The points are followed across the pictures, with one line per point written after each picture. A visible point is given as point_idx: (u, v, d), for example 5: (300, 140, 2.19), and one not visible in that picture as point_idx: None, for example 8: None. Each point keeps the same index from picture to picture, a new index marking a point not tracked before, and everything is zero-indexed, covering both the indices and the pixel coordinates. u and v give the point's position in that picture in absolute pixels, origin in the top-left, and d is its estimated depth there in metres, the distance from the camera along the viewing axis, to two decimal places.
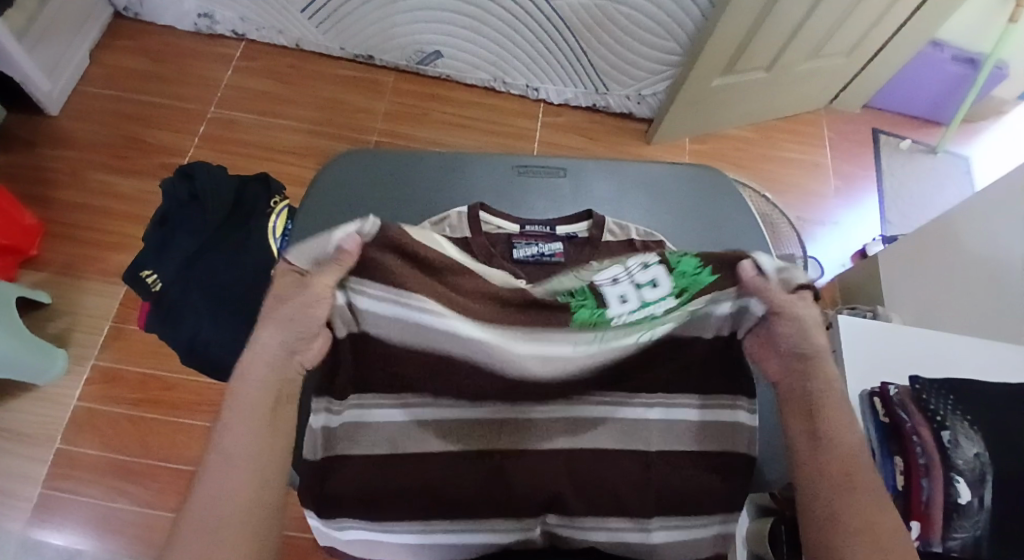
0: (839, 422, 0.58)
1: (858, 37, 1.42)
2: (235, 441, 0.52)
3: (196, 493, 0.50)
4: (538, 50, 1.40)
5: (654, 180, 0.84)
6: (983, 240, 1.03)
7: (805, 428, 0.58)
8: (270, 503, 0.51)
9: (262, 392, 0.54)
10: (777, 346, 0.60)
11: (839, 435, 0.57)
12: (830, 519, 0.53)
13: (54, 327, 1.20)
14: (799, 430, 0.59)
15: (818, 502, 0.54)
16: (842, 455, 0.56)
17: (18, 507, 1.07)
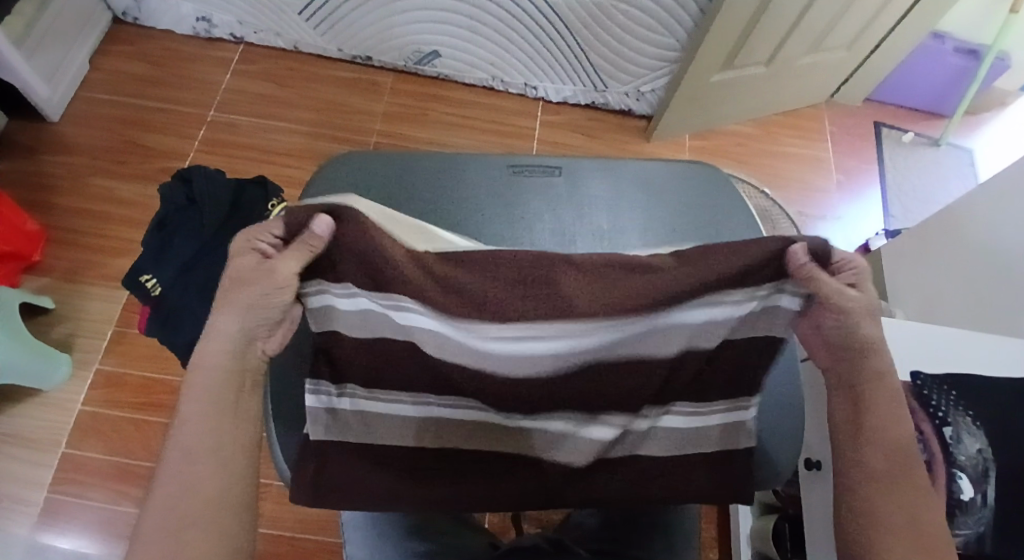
0: (886, 412, 0.56)
1: (857, 30, 1.42)
2: (193, 438, 0.50)
3: (155, 487, 0.49)
4: (535, 48, 1.40)
5: (654, 178, 0.82)
6: (985, 234, 1.02)
7: (848, 415, 0.57)
8: (232, 502, 0.50)
9: (220, 384, 0.52)
10: (825, 335, 0.57)
11: (889, 426, 0.55)
12: (867, 515, 0.53)
13: (57, 333, 1.20)
14: (843, 414, 0.57)
15: (858, 498, 0.54)
16: (886, 450, 0.54)
17: (23, 512, 1.08)
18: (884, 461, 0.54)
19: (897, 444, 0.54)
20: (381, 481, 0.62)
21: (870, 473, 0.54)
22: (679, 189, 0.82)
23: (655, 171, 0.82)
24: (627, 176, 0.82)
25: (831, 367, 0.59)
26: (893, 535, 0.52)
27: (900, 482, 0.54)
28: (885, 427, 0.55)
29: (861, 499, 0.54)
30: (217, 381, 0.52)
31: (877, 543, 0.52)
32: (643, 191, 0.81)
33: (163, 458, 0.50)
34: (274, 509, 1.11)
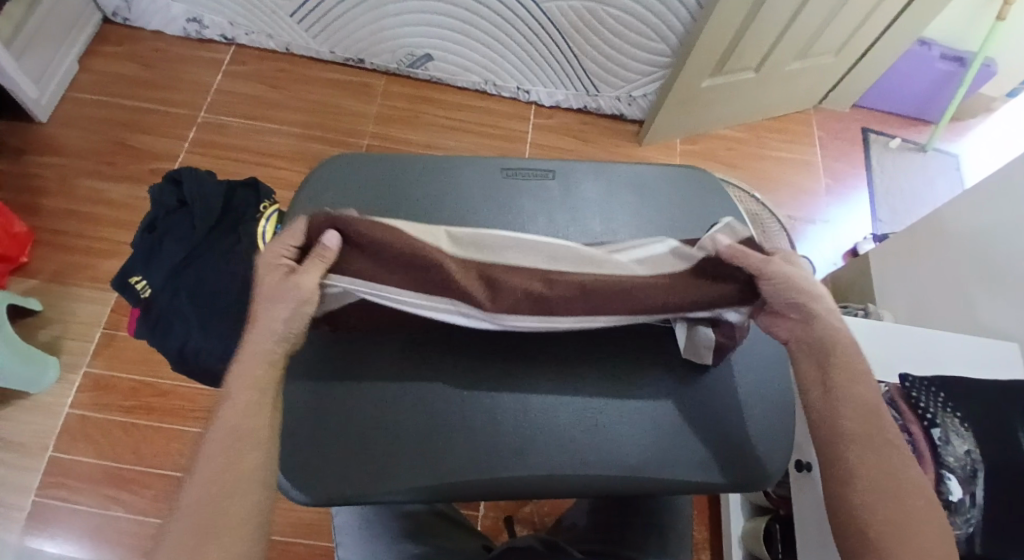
0: (850, 373, 0.58)
1: (845, 37, 1.43)
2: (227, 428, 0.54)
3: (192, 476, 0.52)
4: (528, 53, 1.40)
5: (643, 182, 0.82)
6: (970, 238, 1.03)
7: (816, 377, 0.59)
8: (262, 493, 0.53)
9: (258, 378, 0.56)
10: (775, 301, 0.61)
11: (854, 390, 0.57)
12: (850, 475, 0.55)
13: (44, 335, 1.19)
14: (812, 378, 0.59)
15: (840, 460, 0.56)
16: (854, 406, 0.57)
17: (9, 517, 1.06)
18: (855, 419, 0.57)
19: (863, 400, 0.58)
20: (367, 466, 0.63)
21: (842, 427, 0.57)
22: (675, 187, 0.83)
23: (644, 175, 0.83)
24: (623, 172, 0.83)
25: (792, 337, 0.60)
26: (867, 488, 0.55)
27: (870, 438, 0.56)
28: (852, 392, 0.57)
29: (841, 465, 0.56)
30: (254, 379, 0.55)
31: (864, 508, 0.54)
32: (639, 187, 0.82)
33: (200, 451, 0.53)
34: None
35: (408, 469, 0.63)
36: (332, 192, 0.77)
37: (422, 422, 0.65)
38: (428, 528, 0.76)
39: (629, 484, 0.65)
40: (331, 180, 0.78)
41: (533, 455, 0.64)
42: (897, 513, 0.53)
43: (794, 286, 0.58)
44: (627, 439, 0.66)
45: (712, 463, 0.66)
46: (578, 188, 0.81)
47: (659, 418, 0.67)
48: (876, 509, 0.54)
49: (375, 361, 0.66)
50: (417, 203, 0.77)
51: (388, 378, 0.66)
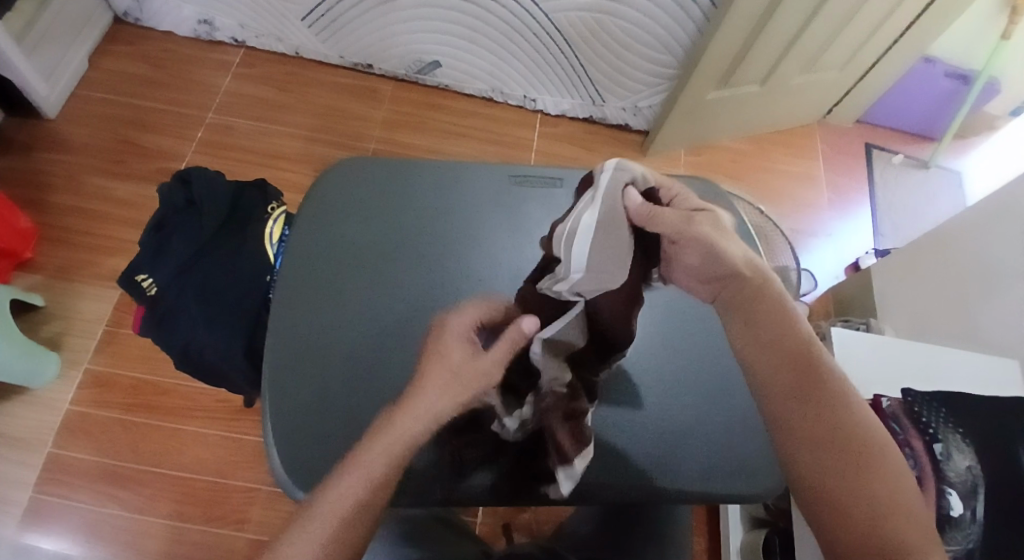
0: (775, 319, 0.59)
1: (850, 53, 1.44)
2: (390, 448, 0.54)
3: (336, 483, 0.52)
4: (535, 62, 1.41)
5: None
6: (972, 254, 1.04)
7: (741, 329, 0.60)
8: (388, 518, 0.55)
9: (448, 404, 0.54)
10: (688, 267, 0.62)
11: (782, 331, 0.58)
12: (778, 423, 0.55)
13: (47, 331, 1.19)
14: (738, 330, 0.60)
15: (770, 410, 0.56)
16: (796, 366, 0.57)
17: (7, 512, 1.06)
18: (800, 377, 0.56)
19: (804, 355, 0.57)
20: None
21: (783, 387, 0.56)
22: None
23: None
24: None
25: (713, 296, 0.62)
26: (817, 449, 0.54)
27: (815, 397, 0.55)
28: (784, 335, 0.58)
29: (774, 415, 0.56)
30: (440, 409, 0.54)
31: (795, 453, 0.54)
32: None
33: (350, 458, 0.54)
34: (264, 514, 1.10)
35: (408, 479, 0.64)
36: (341, 196, 0.78)
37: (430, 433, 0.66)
38: (432, 534, 0.76)
39: (631, 494, 0.65)
40: (338, 184, 0.78)
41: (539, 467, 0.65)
42: (848, 472, 0.52)
43: (708, 252, 0.59)
44: (626, 448, 0.67)
45: (713, 476, 0.66)
46: (584, 197, 0.81)
47: (659, 427, 0.68)
48: (809, 455, 0.53)
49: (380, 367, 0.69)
50: (424, 208, 0.78)
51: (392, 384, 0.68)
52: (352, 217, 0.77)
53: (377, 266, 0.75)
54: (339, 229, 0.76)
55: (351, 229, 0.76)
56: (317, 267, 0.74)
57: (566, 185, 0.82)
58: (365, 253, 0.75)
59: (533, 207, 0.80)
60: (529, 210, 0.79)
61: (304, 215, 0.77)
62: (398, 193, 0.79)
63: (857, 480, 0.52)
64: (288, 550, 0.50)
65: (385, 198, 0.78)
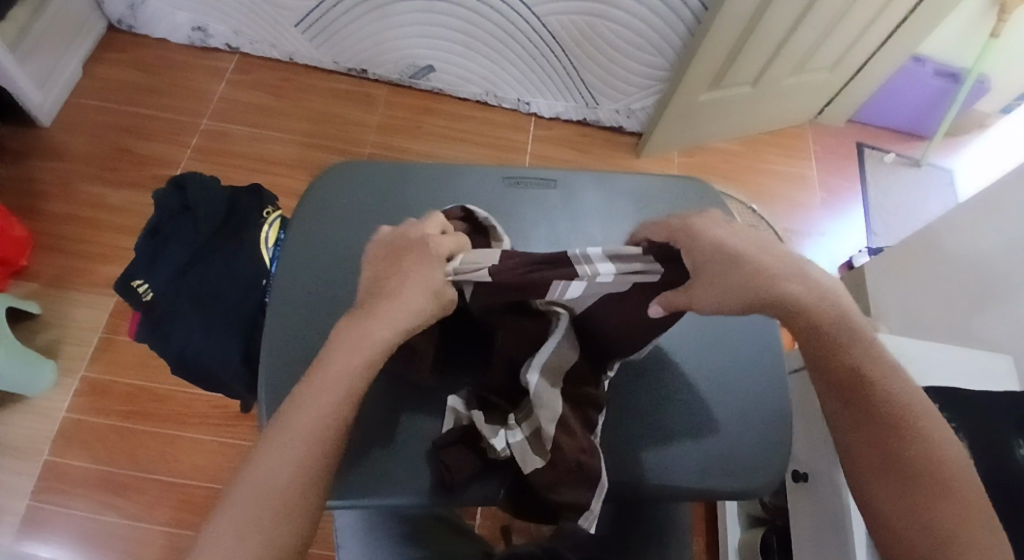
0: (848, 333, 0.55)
1: (840, 53, 1.45)
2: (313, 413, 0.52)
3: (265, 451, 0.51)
4: (529, 65, 1.42)
5: (644, 193, 0.84)
6: (962, 250, 1.05)
7: (816, 348, 0.56)
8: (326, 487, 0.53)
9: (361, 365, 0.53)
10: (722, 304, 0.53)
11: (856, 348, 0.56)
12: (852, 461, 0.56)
13: (43, 339, 1.19)
14: (813, 348, 0.56)
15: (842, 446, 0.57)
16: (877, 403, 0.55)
17: (4, 521, 1.06)
18: (872, 411, 0.55)
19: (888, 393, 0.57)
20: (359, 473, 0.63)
21: (853, 422, 0.56)
22: (673, 195, 0.84)
23: (644, 186, 0.84)
24: (625, 180, 0.84)
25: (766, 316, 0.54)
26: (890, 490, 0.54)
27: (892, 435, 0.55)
28: (855, 353, 0.56)
29: (849, 451, 0.56)
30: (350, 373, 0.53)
31: (872, 490, 0.54)
32: (640, 196, 0.83)
33: (272, 435, 0.52)
34: None
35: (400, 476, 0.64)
36: (336, 200, 0.78)
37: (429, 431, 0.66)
38: (431, 535, 0.76)
39: (625, 489, 0.66)
40: (333, 187, 0.79)
41: None
42: (924, 509, 0.52)
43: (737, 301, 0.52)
44: (624, 449, 0.67)
45: (706, 471, 0.67)
46: (578, 198, 0.82)
47: (655, 427, 0.68)
48: (887, 491, 0.54)
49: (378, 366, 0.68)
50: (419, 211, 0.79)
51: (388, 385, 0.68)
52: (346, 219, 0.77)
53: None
54: (333, 232, 0.76)
55: (345, 232, 0.76)
56: (312, 266, 0.74)
57: (560, 185, 0.82)
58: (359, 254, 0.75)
59: (527, 205, 0.80)
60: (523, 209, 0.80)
61: (299, 218, 0.77)
62: (394, 193, 0.79)
63: (944, 515, 0.51)
64: (211, 531, 0.48)
65: (380, 199, 0.79)
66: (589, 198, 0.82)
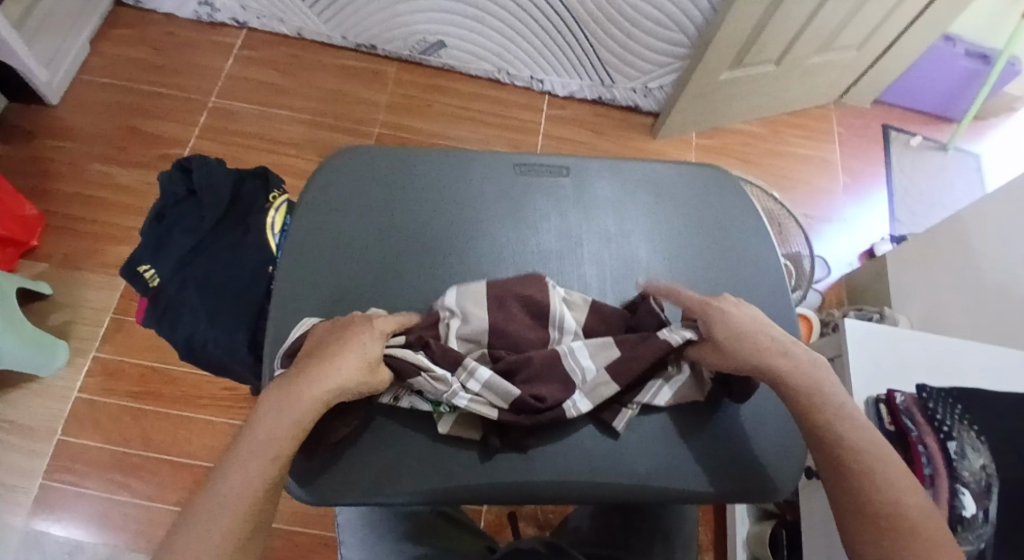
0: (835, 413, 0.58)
1: (868, 31, 1.39)
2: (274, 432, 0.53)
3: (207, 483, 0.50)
4: (543, 42, 1.38)
5: (657, 183, 0.80)
6: (988, 244, 1.02)
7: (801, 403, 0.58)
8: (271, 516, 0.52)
9: (307, 411, 0.54)
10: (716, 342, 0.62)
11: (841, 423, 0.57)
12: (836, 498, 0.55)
13: (54, 319, 1.19)
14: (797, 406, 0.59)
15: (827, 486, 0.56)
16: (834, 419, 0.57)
17: (18, 499, 1.07)
18: (841, 466, 0.55)
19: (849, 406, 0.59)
20: (353, 475, 0.62)
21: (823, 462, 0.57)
22: (689, 184, 0.81)
23: (657, 176, 0.81)
24: (639, 169, 0.81)
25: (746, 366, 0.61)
26: (867, 513, 0.53)
27: (855, 451, 0.55)
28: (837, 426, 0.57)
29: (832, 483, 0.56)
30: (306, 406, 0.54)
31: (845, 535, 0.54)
32: (654, 187, 0.80)
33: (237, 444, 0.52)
34: None
35: (400, 477, 0.62)
36: (340, 186, 0.75)
37: (427, 431, 0.63)
38: (430, 531, 0.75)
39: (634, 492, 0.64)
40: (336, 174, 0.76)
41: (540, 463, 0.64)
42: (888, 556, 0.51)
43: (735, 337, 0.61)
44: (629, 451, 0.65)
45: (720, 475, 0.65)
46: (590, 189, 0.79)
47: (669, 425, 0.66)
48: (863, 537, 0.53)
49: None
50: (425, 200, 0.76)
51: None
52: (350, 208, 0.74)
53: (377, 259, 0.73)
54: (336, 220, 0.74)
55: (347, 221, 0.74)
56: (318, 256, 0.72)
57: (572, 175, 0.80)
58: (363, 244, 0.73)
59: (540, 198, 0.78)
60: (537, 201, 0.78)
61: (302, 205, 0.74)
62: (400, 184, 0.76)
63: None
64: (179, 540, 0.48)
65: (387, 189, 0.76)
66: (601, 189, 0.79)
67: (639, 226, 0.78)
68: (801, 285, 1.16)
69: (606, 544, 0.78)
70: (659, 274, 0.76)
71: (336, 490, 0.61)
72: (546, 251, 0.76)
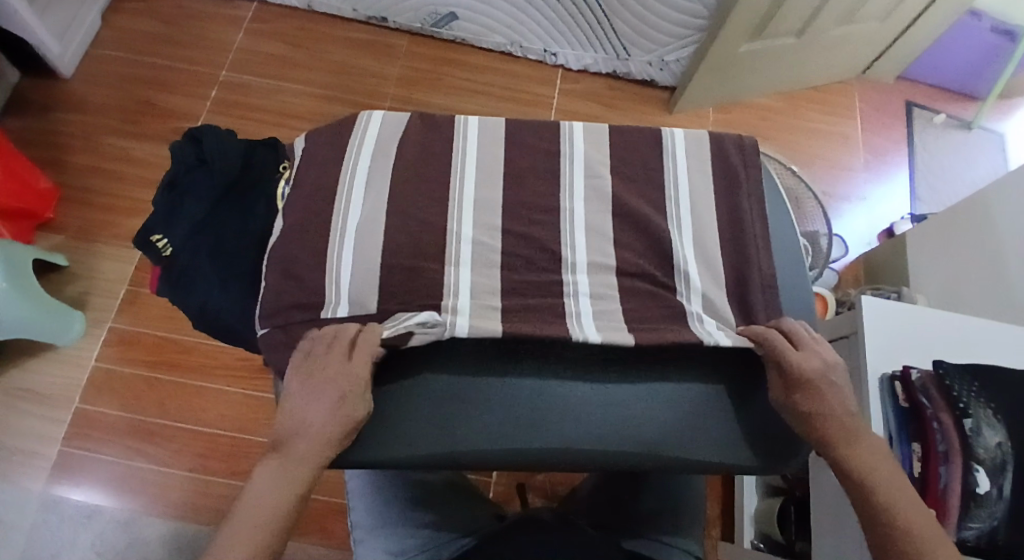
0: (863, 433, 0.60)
1: (893, 3, 1.35)
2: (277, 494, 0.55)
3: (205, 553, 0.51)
4: (556, 14, 1.35)
5: (671, 147, 0.76)
6: (1011, 221, 0.99)
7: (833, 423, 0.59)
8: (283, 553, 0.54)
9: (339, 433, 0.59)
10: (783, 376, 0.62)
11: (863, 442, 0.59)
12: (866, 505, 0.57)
13: (70, 290, 1.20)
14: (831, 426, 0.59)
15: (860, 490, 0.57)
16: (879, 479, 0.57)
17: (37, 465, 1.10)
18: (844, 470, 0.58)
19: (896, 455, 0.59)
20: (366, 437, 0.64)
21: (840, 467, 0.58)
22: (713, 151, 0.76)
23: (672, 138, 0.76)
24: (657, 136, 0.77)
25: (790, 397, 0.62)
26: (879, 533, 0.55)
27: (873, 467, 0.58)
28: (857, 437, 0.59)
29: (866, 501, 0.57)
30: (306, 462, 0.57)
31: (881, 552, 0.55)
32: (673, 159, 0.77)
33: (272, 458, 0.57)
34: None
35: (410, 441, 0.63)
36: (331, 147, 0.75)
37: (439, 397, 0.65)
38: (438, 495, 0.76)
39: (641, 461, 0.64)
40: (328, 137, 0.76)
41: (551, 430, 0.64)
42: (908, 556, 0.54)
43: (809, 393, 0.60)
44: (637, 421, 0.64)
45: (727, 444, 0.65)
46: (596, 149, 0.75)
47: (678, 398, 0.66)
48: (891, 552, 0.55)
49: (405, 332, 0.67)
50: (416, 164, 0.73)
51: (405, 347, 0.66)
52: (336, 163, 0.74)
53: (360, 213, 0.70)
54: (322, 179, 0.73)
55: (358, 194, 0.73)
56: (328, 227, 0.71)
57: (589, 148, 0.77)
58: (344, 198, 0.71)
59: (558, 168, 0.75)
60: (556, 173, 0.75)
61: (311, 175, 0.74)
62: (408, 153, 0.74)
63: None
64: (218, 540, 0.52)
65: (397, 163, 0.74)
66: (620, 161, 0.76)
67: (647, 190, 0.74)
68: (818, 264, 1.15)
69: (607, 507, 0.79)
70: (663, 236, 0.71)
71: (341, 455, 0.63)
72: (542, 209, 0.72)
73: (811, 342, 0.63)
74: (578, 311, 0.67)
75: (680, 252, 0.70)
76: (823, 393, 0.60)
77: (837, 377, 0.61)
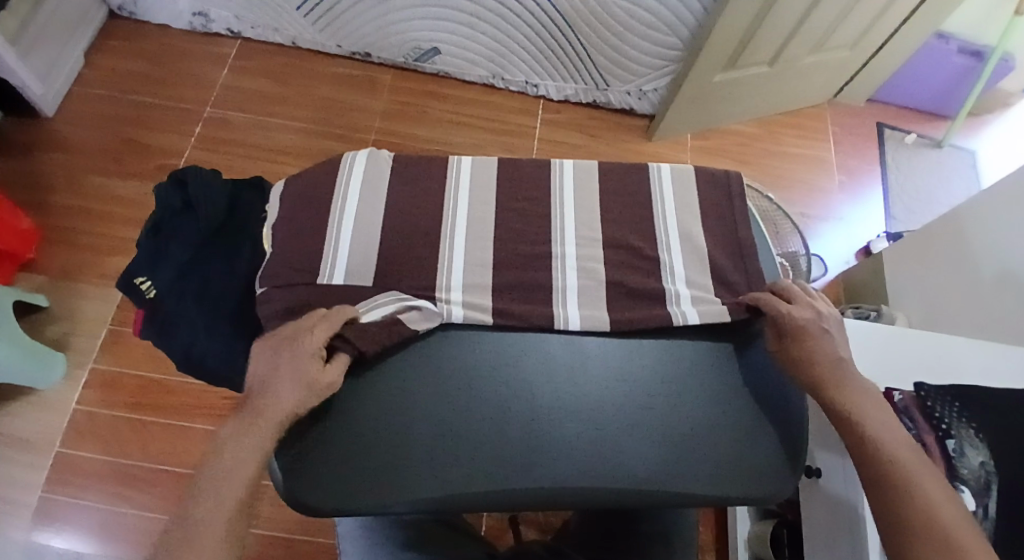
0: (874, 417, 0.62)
1: (860, 31, 1.40)
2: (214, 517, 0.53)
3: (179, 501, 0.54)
4: (536, 46, 1.38)
5: (656, 178, 0.80)
6: (984, 238, 1.02)
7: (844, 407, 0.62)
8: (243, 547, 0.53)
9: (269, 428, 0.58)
10: (784, 333, 0.67)
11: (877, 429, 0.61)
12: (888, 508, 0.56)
13: (52, 332, 1.19)
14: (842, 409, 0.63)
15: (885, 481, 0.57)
16: (903, 459, 0.58)
17: (18, 512, 1.07)
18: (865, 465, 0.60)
19: (870, 460, 0.59)
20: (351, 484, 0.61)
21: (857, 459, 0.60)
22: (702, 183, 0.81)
23: (659, 182, 0.80)
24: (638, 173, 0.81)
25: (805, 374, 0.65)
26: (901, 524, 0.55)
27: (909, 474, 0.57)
28: (886, 442, 0.59)
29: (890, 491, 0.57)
30: (209, 535, 0.52)
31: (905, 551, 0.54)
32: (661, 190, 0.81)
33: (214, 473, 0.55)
34: (270, 511, 1.10)
35: (399, 484, 0.61)
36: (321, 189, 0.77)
37: (430, 437, 0.63)
38: (434, 535, 0.75)
39: (637, 496, 0.63)
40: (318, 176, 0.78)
41: (544, 468, 0.63)
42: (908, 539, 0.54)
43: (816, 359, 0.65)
44: (626, 453, 0.64)
45: (720, 475, 0.64)
46: (583, 190, 0.79)
47: (667, 431, 0.66)
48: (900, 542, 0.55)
49: (393, 363, 0.67)
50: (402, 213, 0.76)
51: (399, 375, 0.66)
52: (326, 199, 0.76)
53: (348, 251, 0.73)
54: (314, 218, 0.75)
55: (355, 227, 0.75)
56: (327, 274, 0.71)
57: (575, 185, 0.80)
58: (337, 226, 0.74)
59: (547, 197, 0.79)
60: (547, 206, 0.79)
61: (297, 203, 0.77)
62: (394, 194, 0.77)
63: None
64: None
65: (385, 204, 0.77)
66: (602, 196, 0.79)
67: (636, 227, 0.77)
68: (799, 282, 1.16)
69: (602, 543, 0.78)
70: (651, 263, 0.75)
71: (320, 499, 0.61)
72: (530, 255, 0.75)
73: (804, 296, 0.70)
74: (564, 287, 0.73)
75: (665, 245, 0.76)
76: (815, 339, 0.66)
77: (827, 326, 0.67)
